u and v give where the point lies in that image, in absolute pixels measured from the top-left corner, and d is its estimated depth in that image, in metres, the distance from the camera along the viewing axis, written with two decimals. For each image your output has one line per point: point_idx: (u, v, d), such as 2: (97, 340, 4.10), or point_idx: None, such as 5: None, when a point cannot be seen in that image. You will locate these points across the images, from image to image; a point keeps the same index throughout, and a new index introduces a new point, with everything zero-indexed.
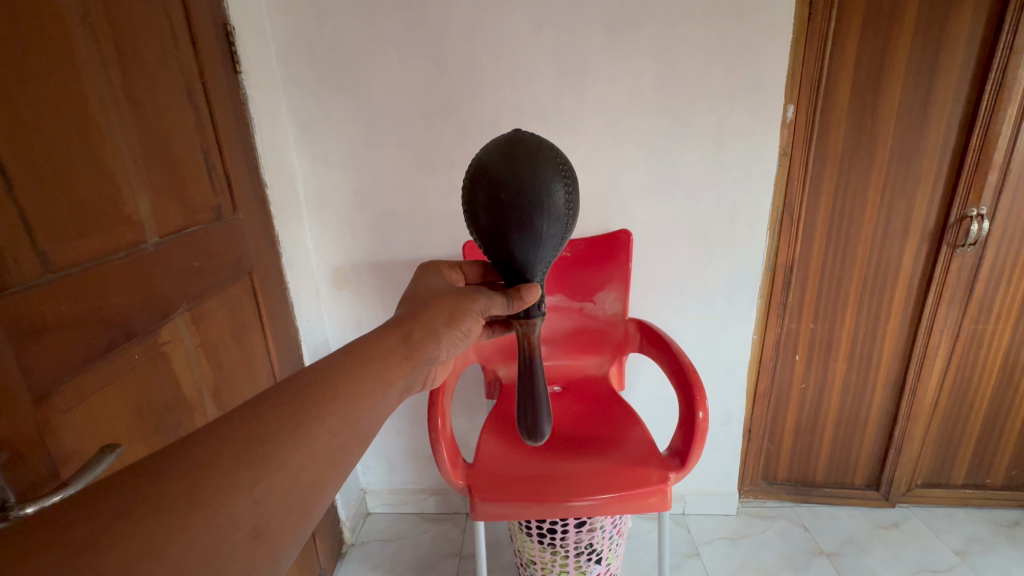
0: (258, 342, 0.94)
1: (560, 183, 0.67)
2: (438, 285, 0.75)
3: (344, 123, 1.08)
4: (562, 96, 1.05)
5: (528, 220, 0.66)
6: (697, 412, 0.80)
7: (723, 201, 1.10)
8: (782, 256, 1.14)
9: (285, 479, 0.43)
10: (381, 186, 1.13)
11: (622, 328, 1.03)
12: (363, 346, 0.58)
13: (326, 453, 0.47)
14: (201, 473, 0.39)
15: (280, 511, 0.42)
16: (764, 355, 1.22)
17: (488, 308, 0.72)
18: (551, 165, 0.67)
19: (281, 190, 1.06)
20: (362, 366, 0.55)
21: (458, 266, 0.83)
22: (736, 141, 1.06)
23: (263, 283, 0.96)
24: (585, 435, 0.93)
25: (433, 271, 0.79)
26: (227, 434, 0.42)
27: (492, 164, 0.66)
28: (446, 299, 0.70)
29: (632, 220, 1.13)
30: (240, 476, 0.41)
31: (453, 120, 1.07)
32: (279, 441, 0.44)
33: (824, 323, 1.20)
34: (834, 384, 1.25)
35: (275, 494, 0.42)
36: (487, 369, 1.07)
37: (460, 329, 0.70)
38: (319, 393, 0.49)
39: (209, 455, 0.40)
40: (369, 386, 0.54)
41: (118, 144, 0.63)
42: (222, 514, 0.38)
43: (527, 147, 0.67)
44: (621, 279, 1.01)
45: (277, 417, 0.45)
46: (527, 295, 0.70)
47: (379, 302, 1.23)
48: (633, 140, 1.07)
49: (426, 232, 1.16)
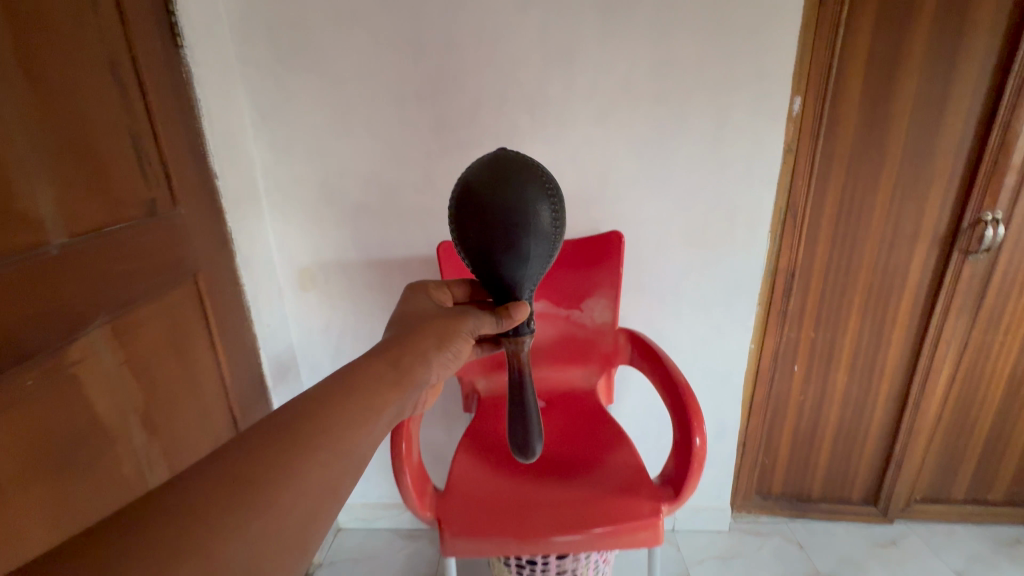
0: (205, 357, 0.84)
1: (545, 202, 0.66)
2: (428, 308, 0.72)
3: (307, 109, 0.97)
4: (549, 83, 0.95)
5: (513, 239, 0.65)
6: (694, 438, 0.72)
7: (723, 201, 1.01)
8: (784, 260, 1.06)
9: (280, 514, 0.40)
10: (350, 180, 1.02)
11: (611, 338, 0.95)
12: (352, 375, 0.55)
13: (319, 487, 0.44)
14: (187, 515, 0.35)
15: (275, 550, 0.38)
16: (762, 365, 1.15)
17: (477, 327, 0.69)
18: (536, 184, 0.66)
19: (237, 181, 0.95)
20: (351, 395, 0.52)
21: (445, 288, 0.78)
22: (738, 135, 0.97)
23: (212, 287, 0.86)
24: (570, 458, 0.85)
25: (421, 292, 0.76)
26: (212, 473, 0.39)
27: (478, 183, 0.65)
28: (436, 319, 0.68)
29: (624, 221, 1.04)
30: (234, 516, 0.37)
31: (429, 106, 0.97)
32: (270, 476, 0.41)
33: (827, 331, 1.12)
34: (835, 396, 1.18)
35: (268, 533, 0.39)
36: (464, 380, 0.98)
37: (451, 349, 0.67)
38: (307, 425, 0.46)
39: (196, 495, 0.37)
40: (359, 414, 0.51)
41: (11, 126, 0.52)
42: (215, 556, 0.35)
43: (512, 166, 0.65)
44: (610, 285, 0.93)
45: (265, 453, 0.42)
46: (516, 313, 0.68)
47: (349, 305, 1.12)
48: (625, 133, 0.98)
49: (400, 231, 1.06)
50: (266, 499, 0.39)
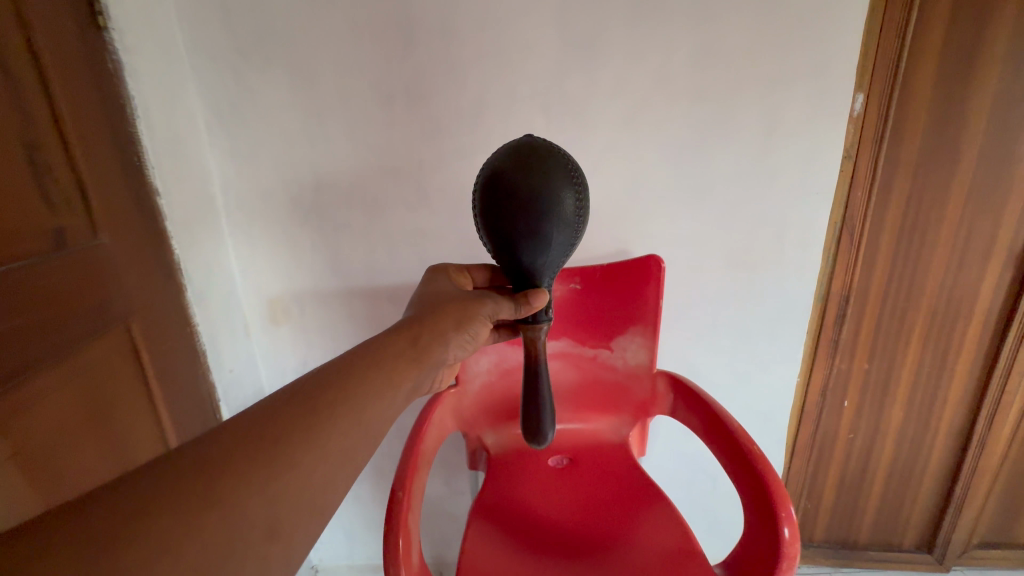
0: (140, 425, 0.67)
1: (571, 188, 0.63)
2: (448, 289, 0.69)
3: (273, 109, 0.80)
4: (568, 77, 0.79)
5: (537, 227, 0.62)
6: (779, 527, 0.55)
7: (769, 216, 0.87)
8: (837, 282, 0.91)
9: (300, 477, 0.40)
10: (329, 195, 0.85)
11: (647, 384, 0.79)
12: (372, 348, 0.53)
13: (340, 453, 0.43)
14: (210, 472, 0.35)
15: (292, 511, 0.38)
16: (808, 402, 1.00)
17: (496, 312, 0.66)
18: (561, 170, 0.63)
19: (188, 197, 0.77)
20: (373, 367, 0.51)
21: (465, 272, 0.75)
22: (790, 139, 0.82)
23: (152, 332, 0.68)
24: (605, 534, 0.68)
25: (441, 275, 0.72)
26: (237, 429, 0.39)
27: (503, 167, 0.62)
28: (456, 299, 0.65)
29: (654, 240, 0.89)
30: (253, 474, 0.37)
31: (424, 106, 0.80)
32: (293, 437, 0.41)
33: (882, 362, 0.98)
34: (889, 435, 1.04)
35: (289, 495, 0.38)
36: (470, 436, 0.81)
37: (471, 333, 0.64)
38: (330, 392, 0.46)
39: (220, 450, 0.37)
40: (378, 389, 0.50)
41: None
42: (234, 513, 0.35)
43: (537, 152, 0.62)
44: (647, 320, 0.77)
45: (289, 414, 0.42)
46: (535, 300, 0.65)
47: (328, 342, 0.95)
48: (658, 137, 0.82)
49: (389, 254, 0.89)
50: (285, 459, 0.39)
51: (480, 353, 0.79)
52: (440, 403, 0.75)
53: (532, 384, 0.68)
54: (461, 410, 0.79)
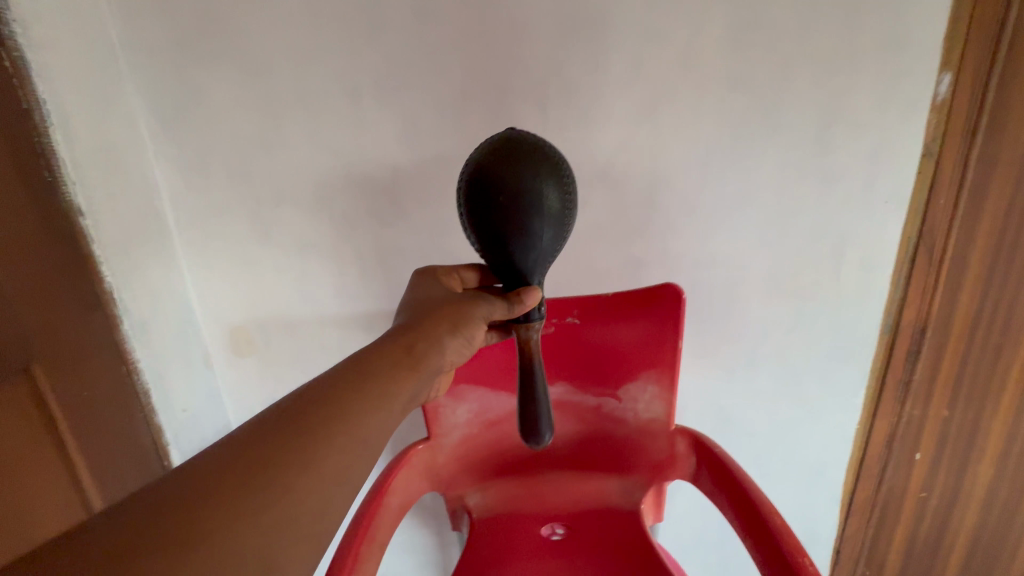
0: (41, 474, 0.62)
1: (554, 179, 0.50)
2: (433, 291, 0.56)
3: (223, 112, 0.68)
4: (569, 63, 0.65)
5: (513, 227, 0.49)
6: None
7: (824, 231, 0.70)
8: (911, 311, 0.73)
9: (291, 503, 0.38)
10: (291, 209, 0.73)
11: (664, 443, 0.64)
12: (366, 358, 0.48)
13: (335, 474, 0.41)
14: (194, 503, 0.36)
15: (289, 538, 0.38)
16: (869, 455, 0.82)
17: (490, 316, 0.54)
18: (539, 160, 0.50)
19: (126, 215, 0.67)
20: (367, 380, 0.46)
21: (456, 273, 0.59)
22: (852, 135, 0.65)
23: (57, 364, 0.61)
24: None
25: (425, 276, 0.58)
26: (229, 452, 0.39)
27: (477, 155, 0.51)
28: (447, 301, 0.54)
29: (679, 258, 0.73)
30: (245, 502, 0.37)
31: (396, 104, 0.67)
32: (281, 463, 0.39)
33: (965, 409, 0.78)
34: (973, 496, 0.84)
35: (280, 522, 0.38)
36: (448, 494, 0.67)
37: (466, 336, 0.53)
38: (322, 410, 0.43)
39: (209, 476, 0.37)
40: (375, 402, 0.45)
41: None
42: (227, 544, 0.35)
43: (508, 144, 0.50)
44: (664, 365, 0.62)
45: (279, 436, 0.40)
46: (530, 299, 0.52)
47: (298, 376, 0.83)
48: (682, 135, 0.67)
49: (363, 276, 0.77)
50: (278, 487, 0.38)
51: (458, 402, 0.66)
52: (405, 466, 0.62)
53: (529, 405, 0.55)
54: (435, 470, 0.66)
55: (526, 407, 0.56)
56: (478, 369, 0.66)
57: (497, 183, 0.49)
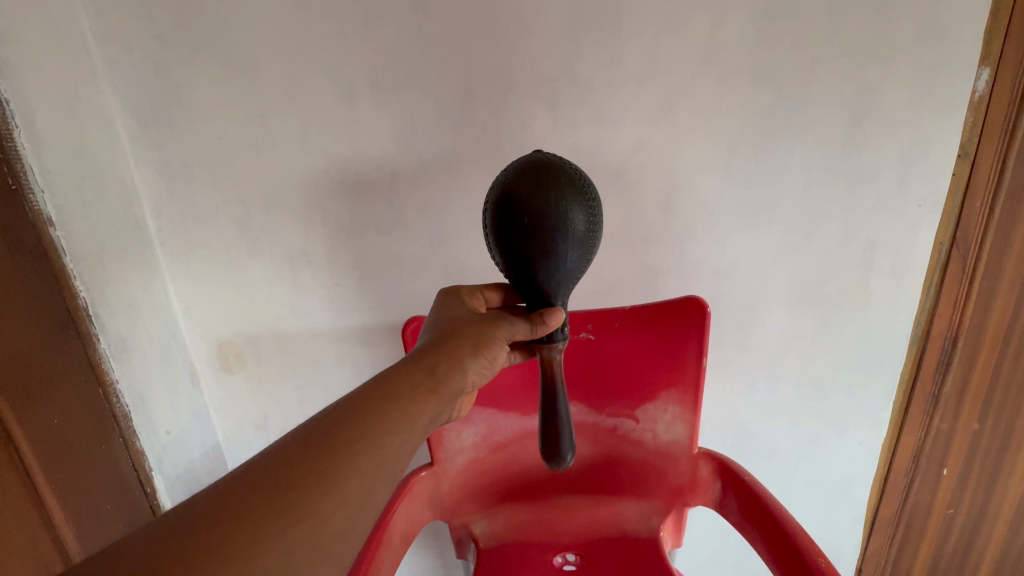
0: (11, 516, 0.54)
1: (579, 201, 0.45)
2: (454, 308, 0.51)
3: (205, 112, 0.63)
4: (581, 59, 0.60)
5: (534, 251, 0.45)
6: None
7: (852, 238, 0.65)
8: (941, 322, 0.69)
9: (318, 527, 0.34)
10: (281, 216, 0.68)
11: (685, 467, 0.59)
12: (389, 375, 0.42)
13: (358, 497, 0.36)
14: (209, 529, 0.31)
15: (311, 567, 0.33)
16: (894, 471, 0.78)
17: (512, 337, 0.49)
18: (565, 180, 0.45)
19: (101, 226, 0.63)
20: (391, 399, 0.41)
21: (480, 292, 0.54)
22: (882, 136, 0.61)
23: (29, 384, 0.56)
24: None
25: (448, 295, 0.53)
26: (247, 474, 0.34)
27: (500, 176, 0.47)
28: (470, 320, 0.49)
29: (697, 267, 0.68)
30: (267, 526, 0.32)
31: (392, 103, 0.63)
32: (306, 486, 0.34)
33: (996, 422, 0.75)
34: (1003, 512, 0.80)
35: (306, 549, 0.33)
36: (452, 520, 0.62)
37: (489, 358, 0.48)
38: (345, 429, 0.38)
39: (227, 503, 0.32)
40: (399, 422, 0.40)
41: None
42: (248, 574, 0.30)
43: (532, 165, 0.45)
44: (687, 385, 0.57)
45: (303, 457, 0.35)
46: (552, 320, 0.48)
47: (291, 393, 0.78)
48: (700, 136, 0.62)
49: (359, 288, 0.72)
50: (301, 509, 0.33)
51: (464, 424, 0.61)
52: (405, 496, 0.57)
53: (551, 428, 0.50)
54: (439, 498, 0.61)
55: (548, 429, 0.51)
56: (487, 389, 0.61)
57: (519, 206, 0.44)
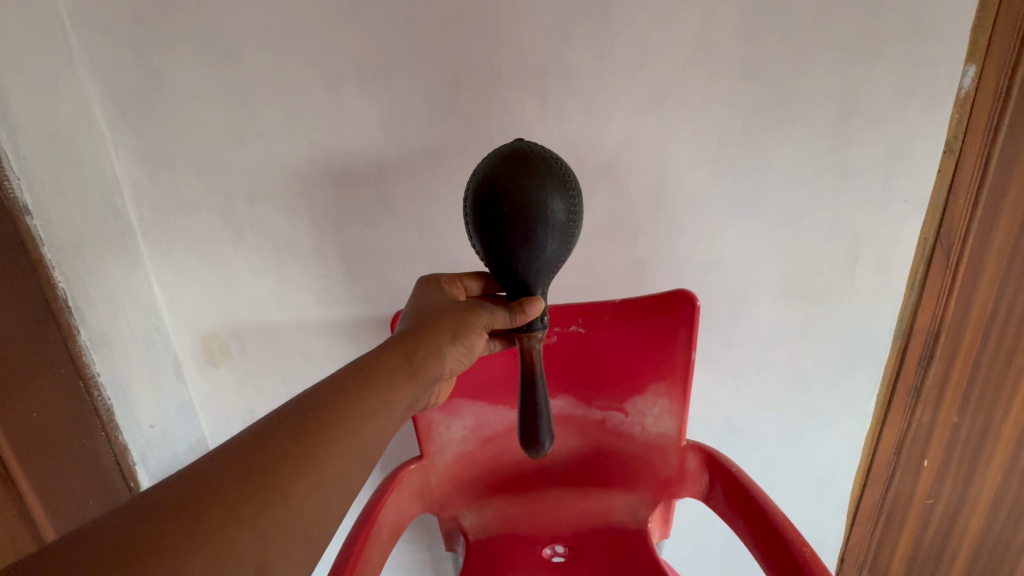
0: None
1: (559, 191, 0.45)
2: (433, 296, 0.51)
3: (187, 98, 0.62)
4: (571, 49, 0.60)
5: (513, 239, 0.45)
6: None
7: (838, 232, 0.66)
8: (924, 316, 0.70)
9: (293, 510, 0.33)
10: (267, 206, 0.67)
11: (673, 459, 0.60)
12: (366, 362, 0.42)
13: (335, 480, 0.36)
14: (182, 512, 0.30)
15: (286, 550, 0.32)
16: (877, 462, 0.80)
17: (491, 324, 0.49)
18: (546, 169, 0.45)
19: (79, 215, 0.61)
20: (369, 385, 0.40)
21: (460, 281, 0.54)
22: (869, 131, 0.62)
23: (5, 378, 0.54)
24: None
25: (428, 283, 0.53)
26: (221, 459, 0.33)
27: (481, 164, 0.47)
28: (449, 308, 0.49)
29: (686, 261, 0.69)
30: (242, 509, 0.32)
31: (380, 91, 0.62)
32: (281, 469, 0.34)
33: (975, 414, 0.76)
34: (980, 501, 0.82)
35: (281, 531, 0.32)
36: (442, 513, 0.62)
37: (467, 346, 0.48)
38: (321, 414, 0.37)
39: (201, 486, 0.32)
40: (375, 407, 0.40)
41: None
42: (222, 555, 0.30)
43: (514, 153, 0.45)
44: (675, 377, 0.57)
45: (278, 440, 0.35)
46: (532, 309, 0.47)
47: (278, 386, 0.78)
48: (690, 129, 0.62)
49: (347, 280, 0.71)
50: (276, 492, 0.33)
51: (453, 416, 0.61)
52: (394, 490, 0.56)
53: (529, 417, 0.50)
54: (427, 491, 0.61)
55: (526, 419, 0.51)
56: (474, 380, 0.61)
57: (499, 194, 0.44)
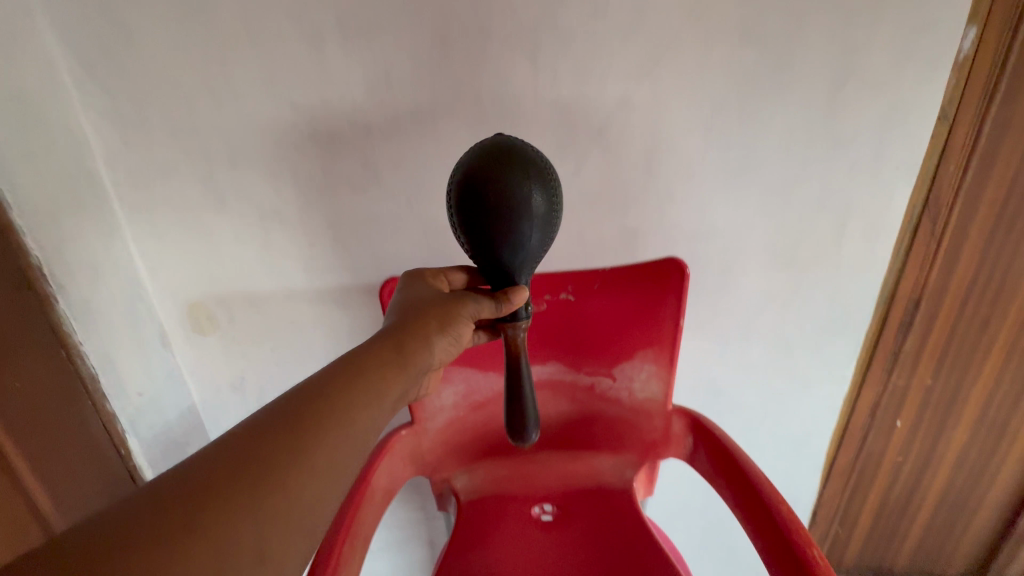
0: None
1: (539, 183, 0.45)
2: (419, 288, 0.50)
3: (159, 54, 0.58)
4: (565, 7, 0.57)
5: (496, 233, 0.44)
6: None
7: (830, 200, 0.66)
8: (907, 283, 0.72)
9: (289, 504, 0.34)
10: (248, 170, 0.65)
11: (659, 422, 0.61)
12: (356, 355, 0.42)
13: (328, 473, 0.36)
14: (178, 507, 0.30)
15: (282, 540, 0.33)
16: (854, 422, 0.83)
17: (478, 316, 0.48)
18: (524, 161, 0.44)
19: (51, 180, 0.58)
20: (360, 378, 0.41)
21: (444, 275, 0.53)
22: (867, 97, 0.60)
23: None
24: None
25: (413, 277, 0.52)
26: (214, 455, 0.33)
27: (461, 158, 0.45)
28: (436, 301, 0.49)
29: (675, 228, 0.68)
30: (238, 503, 0.32)
31: (365, 50, 0.59)
32: (281, 458, 0.34)
33: (949, 377, 0.79)
34: (946, 455, 0.87)
35: (278, 524, 0.33)
36: (434, 477, 0.64)
37: (455, 337, 0.48)
38: (314, 409, 0.37)
39: (195, 483, 0.31)
40: (366, 400, 0.40)
41: None
42: (220, 546, 0.30)
43: (492, 148, 0.44)
44: (663, 344, 0.58)
45: (272, 434, 0.35)
46: (518, 298, 0.47)
47: (268, 354, 0.77)
48: (685, 93, 0.61)
49: (335, 248, 0.70)
50: (272, 485, 0.33)
51: (444, 383, 0.61)
52: (386, 455, 0.57)
53: (515, 405, 0.52)
54: (419, 456, 0.62)
55: (513, 406, 0.52)
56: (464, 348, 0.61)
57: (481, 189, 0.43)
